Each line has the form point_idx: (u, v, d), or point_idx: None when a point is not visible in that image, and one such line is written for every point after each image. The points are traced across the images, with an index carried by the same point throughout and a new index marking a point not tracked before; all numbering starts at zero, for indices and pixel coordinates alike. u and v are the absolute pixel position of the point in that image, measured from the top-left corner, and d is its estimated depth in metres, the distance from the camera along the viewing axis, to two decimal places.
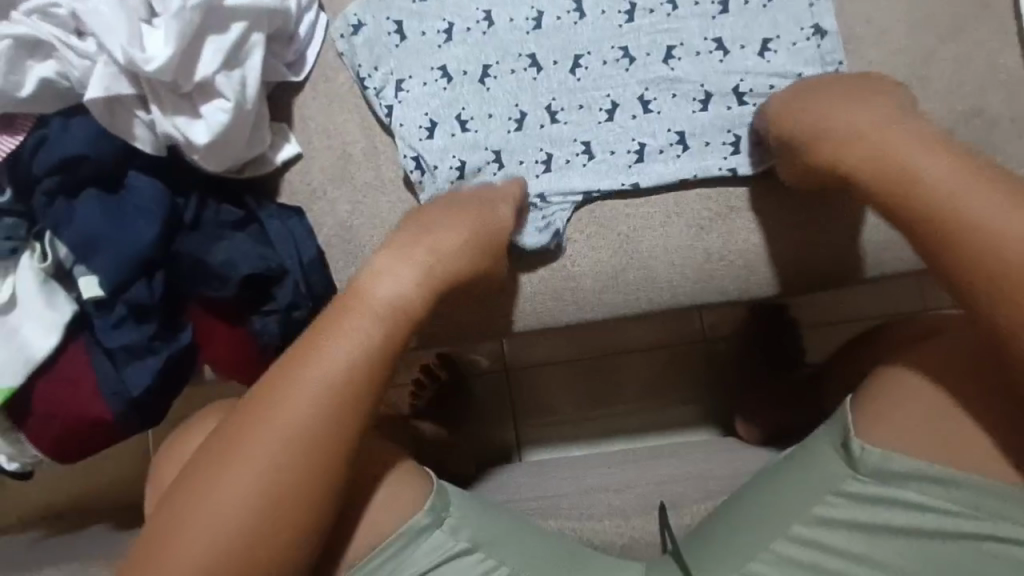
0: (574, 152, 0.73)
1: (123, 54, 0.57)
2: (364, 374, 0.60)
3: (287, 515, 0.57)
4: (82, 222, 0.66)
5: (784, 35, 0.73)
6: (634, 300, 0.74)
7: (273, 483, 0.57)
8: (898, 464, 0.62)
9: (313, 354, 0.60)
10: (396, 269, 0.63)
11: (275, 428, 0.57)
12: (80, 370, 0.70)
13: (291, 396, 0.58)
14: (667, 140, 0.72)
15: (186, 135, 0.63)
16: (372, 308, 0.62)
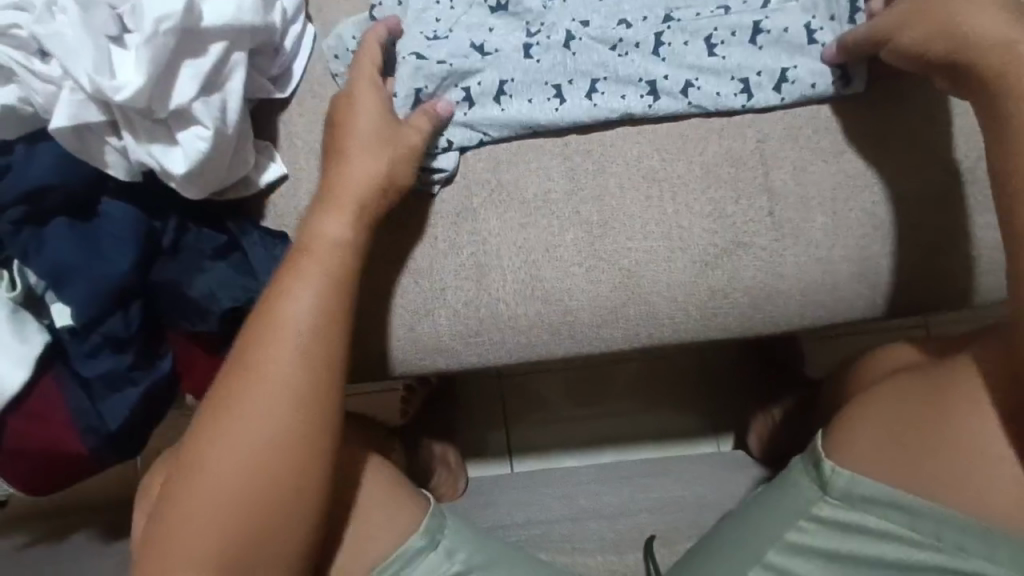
0: (546, 95, 0.70)
1: (90, 82, 0.53)
2: (323, 330, 0.59)
3: (285, 485, 0.56)
4: (51, 250, 0.62)
5: (800, 62, 0.68)
6: (633, 334, 0.71)
7: (269, 462, 0.56)
8: (864, 487, 0.64)
9: (268, 325, 0.58)
10: (334, 216, 0.62)
11: (248, 408, 0.57)
12: (52, 404, 0.67)
13: (277, 327, 0.58)
14: (640, 93, 0.69)
15: (162, 164, 0.59)
16: (321, 255, 0.61)
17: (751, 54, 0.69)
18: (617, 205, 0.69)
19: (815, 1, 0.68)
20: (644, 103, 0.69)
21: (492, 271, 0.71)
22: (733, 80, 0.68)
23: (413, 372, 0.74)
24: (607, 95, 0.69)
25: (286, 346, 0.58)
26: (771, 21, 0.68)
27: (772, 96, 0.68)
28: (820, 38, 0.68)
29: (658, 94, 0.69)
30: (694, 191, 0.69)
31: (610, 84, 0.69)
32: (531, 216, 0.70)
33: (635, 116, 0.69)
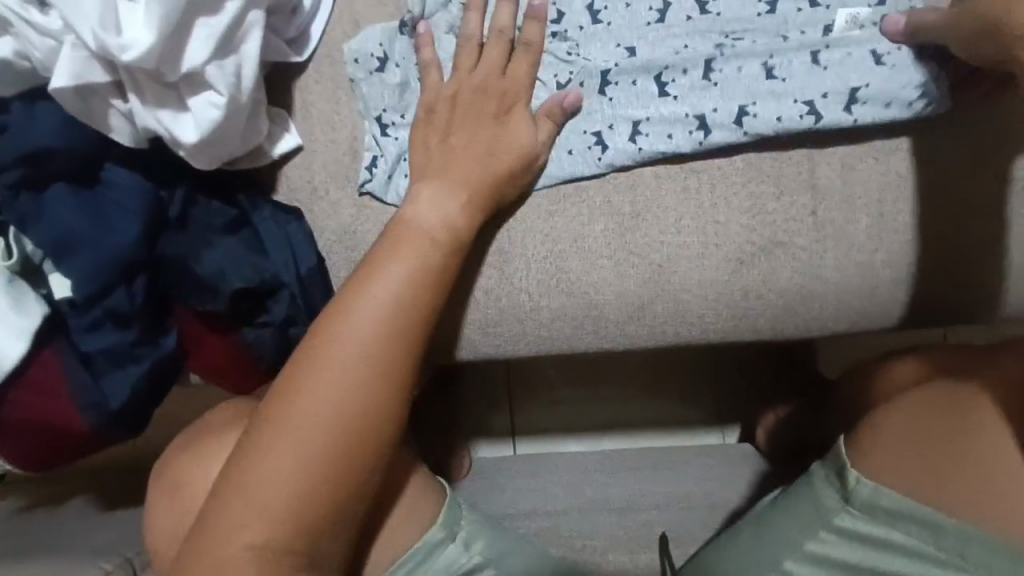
0: (586, 143, 0.64)
1: (95, 40, 0.48)
2: (426, 291, 0.56)
3: (359, 441, 0.52)
4: (51, 219, 0.58)
5: (873, 83, 0.60)
6: (660, 333, 0.69)
7: (350, 417, 0.52)
8: (890, 503, 0.62)
9: (369, 278, 0.55)
10: (436, 194, 0.59)
11: (339, 358, 0.53)
12: (51, 381, 0.64)
13: (374, 296, 0.55)
14: (687, 130, 0.63)
15: (172, 132, 0.54)
16: (427, 228, 0.58)
17: (815, 77, 0.61)
18: (653, 196, 0.65)
19: (879, 31, 0.62)
20: (693, 140, 0.63)
21: (515, 258, 0.67)
22: (796, 102, 0.62)
23: (427, 359, 0.72)
24: (652, 137, 0.63)
25: (336, 398, 0.52)
26: (832, 45, 0.62)
27: (843, 118, 0.61)
28: (889, 62, 0.61)
29: (709, 131, 0.62)
30: (733, 185, 0.65)
31: (654, 124, 0.63)
32: (560, 203, 0.66)
33: (683, 153, 0.64)
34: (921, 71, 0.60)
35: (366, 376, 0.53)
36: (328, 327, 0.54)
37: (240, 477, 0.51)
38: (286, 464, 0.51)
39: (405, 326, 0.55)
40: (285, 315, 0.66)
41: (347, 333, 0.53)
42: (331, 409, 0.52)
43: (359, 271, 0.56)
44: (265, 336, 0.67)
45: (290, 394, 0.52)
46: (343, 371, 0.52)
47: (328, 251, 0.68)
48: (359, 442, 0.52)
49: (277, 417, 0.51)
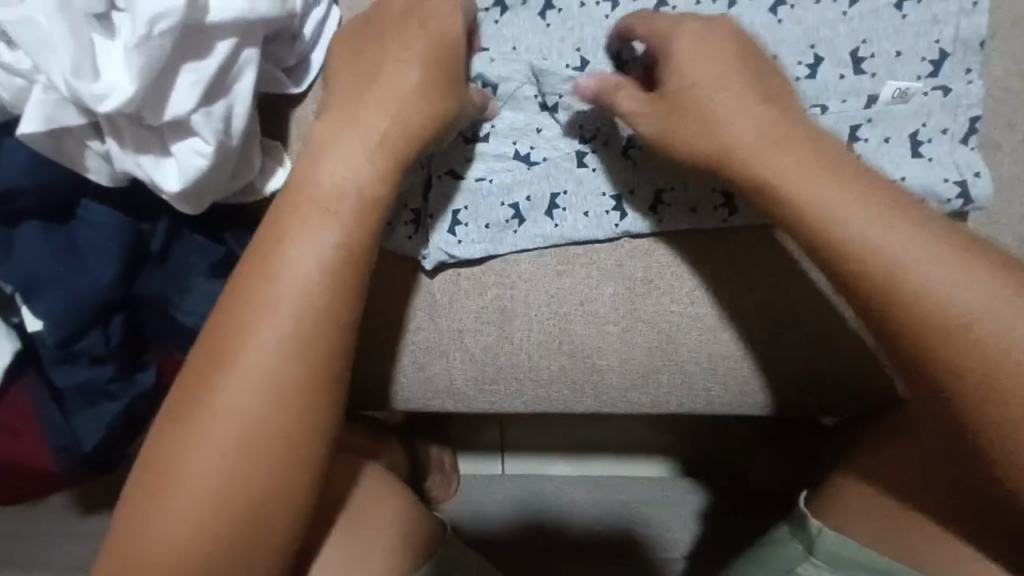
0: (603, 209, 0.61)
1: (66, 87, 0.43)
2: (342, 274, 0.48)
3: (280, 449, 0.47)
4: (22, 257, 0.55)
5: (910, 175, 0.56)
6: (663, 402, 0.65)
7: (263, 425, 0.47)
8: (853, 552, 0.56)
9: (275, 262, 0.48)
10: (347, 148, 0.50)
11: (248, 362, 0.47)
12: (24, 418, 0.62)
13: (283, 285, 0.47)
14: (712, 204, 0.60)
15: (153, 178, 0.50)
16: (338, 194, 0.49)
17: (852, 159, 0.57)
18: (666, 263, 0.62)
19: (930, 106, 0.56)
20: (718, 219, 0.60)
21: (518, 315, 0.63)
22: None
23: (420, 409, 0.69)
24: (673, 209, 0.60)
25: (254, 376, 0.46)
26: (873, 125, 0.57)
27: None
28: (927, 152, 0.57)
29: (734, 208, 0.60)
30: (755, 259, 0.61)
31: (677, 195, 0.60)
32: (568, 263, 0.62)
33: (704, 230, 0.61)
34: (960, 168, 0.56)
35: (273, 378, 0.47)
36: (231, 301, 0.48)
37: (157, 498, 0.46)
38: (209, 459, 0.46)
39: (323, 293, 0.48)
40: None
41: (251, 328, 0.47)
42: (246, 419, 0.46)
43: (264, 250, 0.49)
44: None
45: (199, 382, 0.47)
46: (249, 373, 0.46)
47: None
48: (280, 450, 0.47)
49: (191, 408, 0.47)
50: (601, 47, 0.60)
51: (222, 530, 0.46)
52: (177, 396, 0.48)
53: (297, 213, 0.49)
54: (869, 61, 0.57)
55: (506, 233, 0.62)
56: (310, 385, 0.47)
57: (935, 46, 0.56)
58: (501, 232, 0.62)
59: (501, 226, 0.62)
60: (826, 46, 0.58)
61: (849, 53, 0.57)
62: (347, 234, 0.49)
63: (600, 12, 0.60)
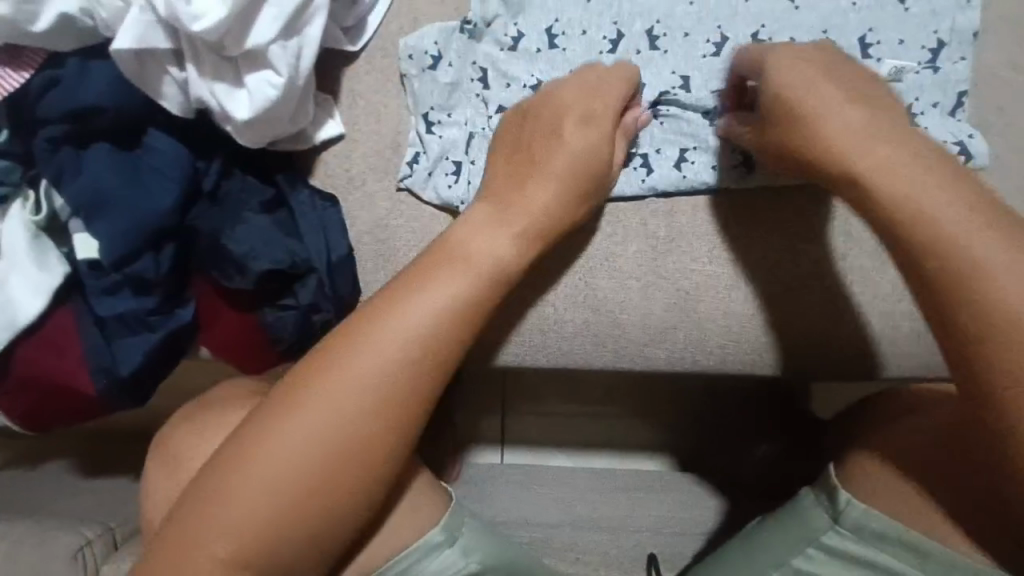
0: (630, 165, 0.65)
1: (167, 7, 0.49)
2: (457, 322, 0.54)
3: (356, 462, 0.51)
4: (87, 177, 0.57)
5: None
6: (680, 360, 0.69)
7: (356, 434, 0.51)
8: (878, 524, 0.57)
9: (404, 296, 0.54)
10: (489, 228, 0.57)
11: (355, 374, 0.52)
12: (64, 342, 0.63)
13: (403, 320, 0.53)
14: (731, 161, 0.64)
15: (225, 105, 0.54)
16: (470, 259, 0.56)
17: None
18: (687, 222, 0.66)
19: (924, 81, 0.63)
20: (736, 175, 0.64)
21: (546, 270, 0.67)
22: None
23: None
24: (697, 166, 0.65)
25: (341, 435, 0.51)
26: None
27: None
28: (924, 122, 0.62)
29: (751, 168, 0.64)
30: (769, 222, 0.65)
31: (699, 154, 0.65)
32: (596, 221, 0.67)
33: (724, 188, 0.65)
34: (955, 132, 0.62)
35: (372, 387, 0.52)
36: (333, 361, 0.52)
37: (235, 467, 0.51)
38: (295, 444, 0.51)
39: (441, 328, 0.54)
40: (310, 300, 0.63)
41: (373, 350, 0.52)
42: (343, 421, 0.51)
43: (397, 284, 0.55)
44: (287, 320, 0.65)
45: (287, 426, 0.51)
46: (356, 384, 0.52)
47: (357, 241, 0.67)
48: (357, 460, 0.51)
49: (298, 397, 0.52)
50: (636, 20, 0.65)
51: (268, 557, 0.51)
52: (286, 385, 0.53)
53: (439, 265, 0.55)
54: (875, 48, 0.63)
55: None
56: (404, 412, 0.52)
57: (934, 36, 0.63)
58: None
59: None
60: (835, 28, 0.64)
61: (858, 39, 0.64)
62: (476, 297, 0.55)
63: None
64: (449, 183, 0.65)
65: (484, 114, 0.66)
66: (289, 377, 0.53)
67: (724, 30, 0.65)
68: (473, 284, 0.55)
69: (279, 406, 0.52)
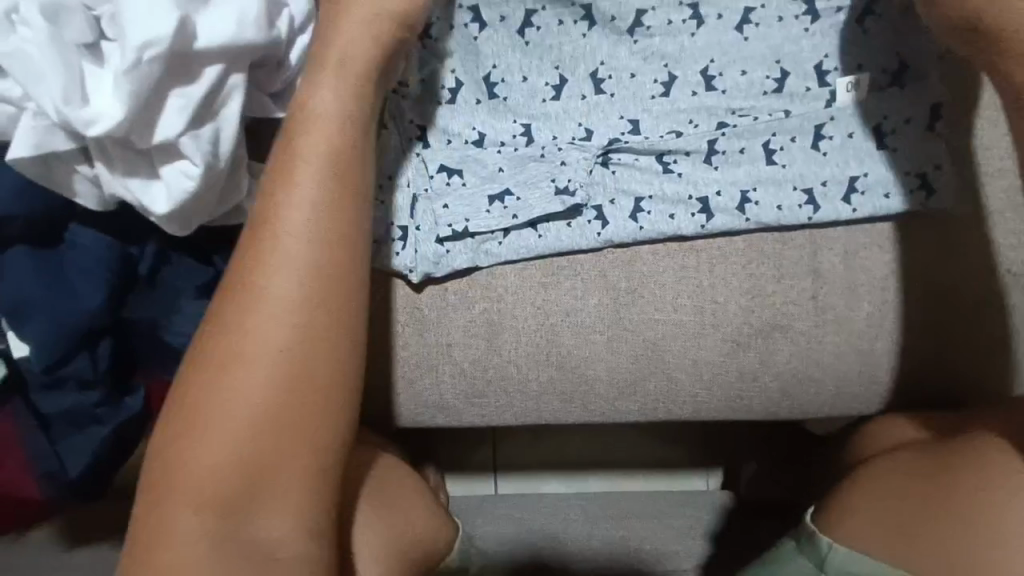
0: (585, 219, 0.62)
1: (58, 113, 0.44)
2: (336, 207, 0.51)
3: (300, 383, 0.48)
4: (9, 281, 0.55)
5: (872, 174, 0.60)
6: (652, 410, 0.66)
7: (283, 356, 0.48)
8: (862, 567, 0.55)
9: (275, 203, 0.50)
10: (325, 100, 0.52)
11: (257, 301, 0.49)
12: (9, 443, 0.61)
13: (283, 224, 0.50)
14: (689, 207, 0.61)
15: (142, 202, 0.51)
16: (323, 134, 0.51)
17: (815, 161, 0.61)
18: (649, 272, 0.63)
19: (889, 102, 0.60)
20: (696, 223, 0.61)
21: (505, 329, 0.64)
22: (796, 187, 0.61)
23: (409, 427, 0.69)
24: (654, 216, 0.61)
25: (262, 364, 0.48)
26: (834, 126, 0.60)
27: (841, 209, 0.60)
28: (892, 143, 0.60)
29: (711, 212, 0.61)
30: (734, 266, 0.62)
31: (657, 202, 0.62)
32: (553, 275, 0.63)
33: (684, 236, 0.62)
34: (921, 161, 0.60)
35: (282, 304, 0.49)
36: (226, 303, 0.49)
37: (178, 451, 0.47)
38: (228, 397, 0.47)
39: (326, 222, 0.50)
40: None
41: (262, 265, 0.49)
42: (265, 349, 0.48)
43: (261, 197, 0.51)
44: None
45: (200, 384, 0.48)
46: (260, 312, 0.48)
47: None
48: (299, 384, 0.48)
49: (210, 353, 0.48)
50: (579, 63, 0.62)
51: (241, 521, 0.47)
52: (190, 353, 0.49)
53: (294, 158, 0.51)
54: (832, 75, 0.60)
55: (490, 246, 0.63)
56: (322, 317, 0.49)
57: (894, 57, 0.60)
58: (484, 246, 0.63)
59: (485, 237, 0.62)
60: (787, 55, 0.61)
61: (815, 66, 0.60)
62: (343, 171, 0.51)
63: (577, 32, 0.61)
64: (398, 249, 0.62)
65: (425, 174, 0.62)
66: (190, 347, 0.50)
67: (672, 68, 0.61)
68: (333, 162, 0.51)
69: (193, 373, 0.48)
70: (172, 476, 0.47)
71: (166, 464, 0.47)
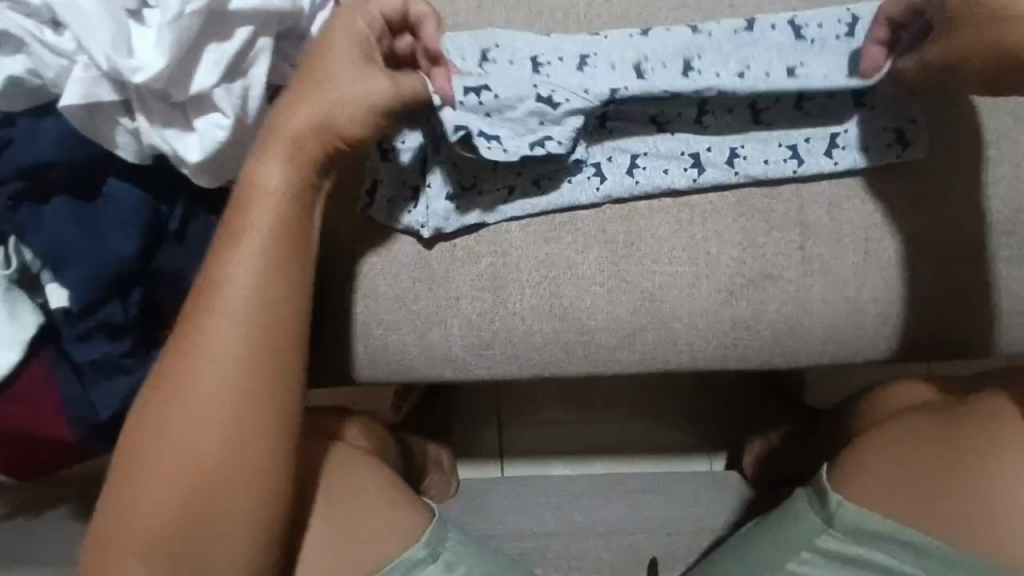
0: (584, 175, 0.66)
1: (108, 62, 0.50)
2: (277, 267, 0.55)
3: (243, 428, 0.52)
4: (51, 229, 0.59)
5: (852, 130, 0.64)
6: (650, 360, 0.69)
7: (227, 405, 0.52)
8: (872, 522, 0.57)
9: (220, 264, 0.55)
10: (274, 166, 0.56)
11: (205, 354, 0.53)
12: (40, 389, 0.65)
13: (226, 284, 0.54)
14: (681, 163, 0.65)
15: (176, 150, 0.55)
16: (270, 200, 0.56)
17: (797, 120, 0.65)
18: (646, 225, 0.67)
19: None
20: (688, 177, 0.65)
21: (510, 283, 0.68)
22: (782, 144, 0.65)
23: (419, 380, 0.73)
24: (649, 171, 0.65)
25: (199, 412, 0.52)
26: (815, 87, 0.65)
27: (823, 163, 0.64)
28: (869, 102, 0.64)
29: (702, 168, 0.65)
30: (725, 218, 0.66)
31: (651, 159, 0.66)
32: (554, 231, 0.68)
33: (678, 190, 0.66)
34: (896, 117, 0.64)
35: (226, 357, 0.53)
36: (174, 351, 0.54)
37: (128, 492, 0.51)
38: (175, 441, 0.52)
39: (268, 283, 0.55)
40: None
41: (209, 321, 0.54)
42: (210, 399, 0.52)
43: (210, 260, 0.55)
44: None
45: (146, 427, 0.52)
46: (206, 365, 0.52)
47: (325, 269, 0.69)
48: (241, 430, 0.52)
49: (160, 400, 0.52)
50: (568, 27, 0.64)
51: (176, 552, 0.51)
52: (143, 399, 0.53)
53: (242, 223, 0.55)
54: (808, 31, 0.63)
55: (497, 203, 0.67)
56: (263, 368, 0.53)
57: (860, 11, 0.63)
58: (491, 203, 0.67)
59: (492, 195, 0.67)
60: (766, 17, 0.64)
61: (792, 25, 0.63)
62: (284, 236, 0.56)
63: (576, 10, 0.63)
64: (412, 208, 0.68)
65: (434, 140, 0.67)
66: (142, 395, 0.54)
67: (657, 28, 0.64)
68: (276, 228, 0.55)
69: (143, 420, 0.52)
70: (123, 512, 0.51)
71: (118, 502, 0.52)
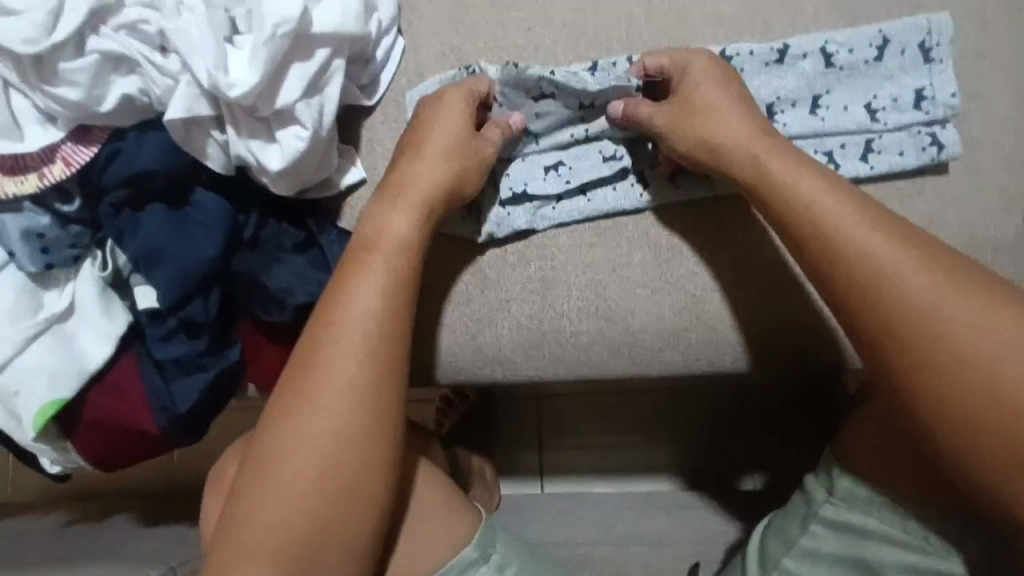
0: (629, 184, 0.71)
1: (208, 77, 0.57)
2: (389, 309, 0.59)
3: (353, 461, 0.55)
4: (145, 233, 0.65)
5: (886, 136, 0.67)
6: (696, 363, 0.72)
7: (341, 438, 0.55)
8: (865, 490, 0.59)
9: (338, 304, 0.59)
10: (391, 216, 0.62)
11: (324, 386, 0.56)
12: (130, 382, 0.70)
13: (344, 323, 0.58)
14: None
15: (260, 160, 0.62)
16: (386, 247, 0.61)
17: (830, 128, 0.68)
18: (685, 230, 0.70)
19: (888, 73, 0.68)
20: None
21: (558, 285, 0.72)
22: (818, 151, 0.68)
23: (472, 381, 0.76)
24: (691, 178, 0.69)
25: (320, 440, 0.55)
26: (845, 96, 0.68)
27: (860, 167, 0.67)
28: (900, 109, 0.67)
29: None
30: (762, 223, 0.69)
31: None
32: (600, 236, 0.71)
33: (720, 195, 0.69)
34: (927, 122, 0.67)
35: (344, 392, 0.56)
36: (293, 379, 0.57)
37: (243, 515, 0.54)
38: (292, 468, 0.55)
39: (383, 325, 0.59)
40: None
41: (327, 356, 0.57)
42: (327, 430, 0.55)
43: (328, 299, 0.60)
44: None
45: (270, 451, 0.56)
46: (324, 398, 0.56)
47: None
48: (352, 461, 0.55)
49: (279, 428, 0.56)
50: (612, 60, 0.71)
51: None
52: (262, 425, 0.57)
53: (359, 266, 0.60)
54: (837, 56, 0.68)
55: (546, 212, 0.71)
56: (375, 404, 0.57)
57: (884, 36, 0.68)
58: (541, 212, 0.72)
59: (541, 203, 0.71)
60: (798, 42, 0.69)
61: (820, 49, 0.68)
62: (398, 282, 0.60)
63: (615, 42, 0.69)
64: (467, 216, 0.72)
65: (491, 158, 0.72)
66: (261, 422, 0.57)
67: None
68: (393, 273, 0.60)
69: (262, 447, 0.56)
70: (235, 534, 0.54)
71: (231, 524, 0.55)
